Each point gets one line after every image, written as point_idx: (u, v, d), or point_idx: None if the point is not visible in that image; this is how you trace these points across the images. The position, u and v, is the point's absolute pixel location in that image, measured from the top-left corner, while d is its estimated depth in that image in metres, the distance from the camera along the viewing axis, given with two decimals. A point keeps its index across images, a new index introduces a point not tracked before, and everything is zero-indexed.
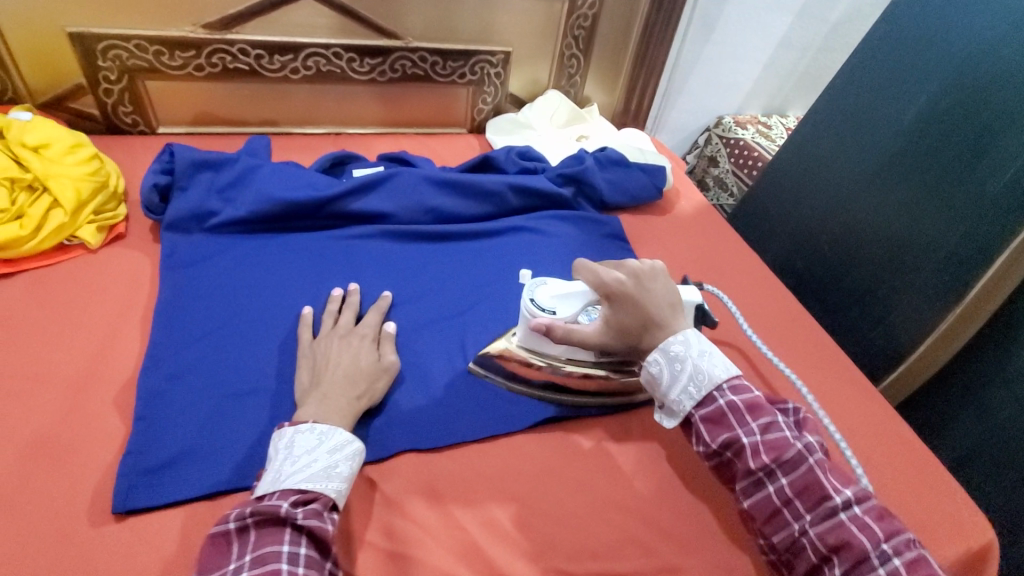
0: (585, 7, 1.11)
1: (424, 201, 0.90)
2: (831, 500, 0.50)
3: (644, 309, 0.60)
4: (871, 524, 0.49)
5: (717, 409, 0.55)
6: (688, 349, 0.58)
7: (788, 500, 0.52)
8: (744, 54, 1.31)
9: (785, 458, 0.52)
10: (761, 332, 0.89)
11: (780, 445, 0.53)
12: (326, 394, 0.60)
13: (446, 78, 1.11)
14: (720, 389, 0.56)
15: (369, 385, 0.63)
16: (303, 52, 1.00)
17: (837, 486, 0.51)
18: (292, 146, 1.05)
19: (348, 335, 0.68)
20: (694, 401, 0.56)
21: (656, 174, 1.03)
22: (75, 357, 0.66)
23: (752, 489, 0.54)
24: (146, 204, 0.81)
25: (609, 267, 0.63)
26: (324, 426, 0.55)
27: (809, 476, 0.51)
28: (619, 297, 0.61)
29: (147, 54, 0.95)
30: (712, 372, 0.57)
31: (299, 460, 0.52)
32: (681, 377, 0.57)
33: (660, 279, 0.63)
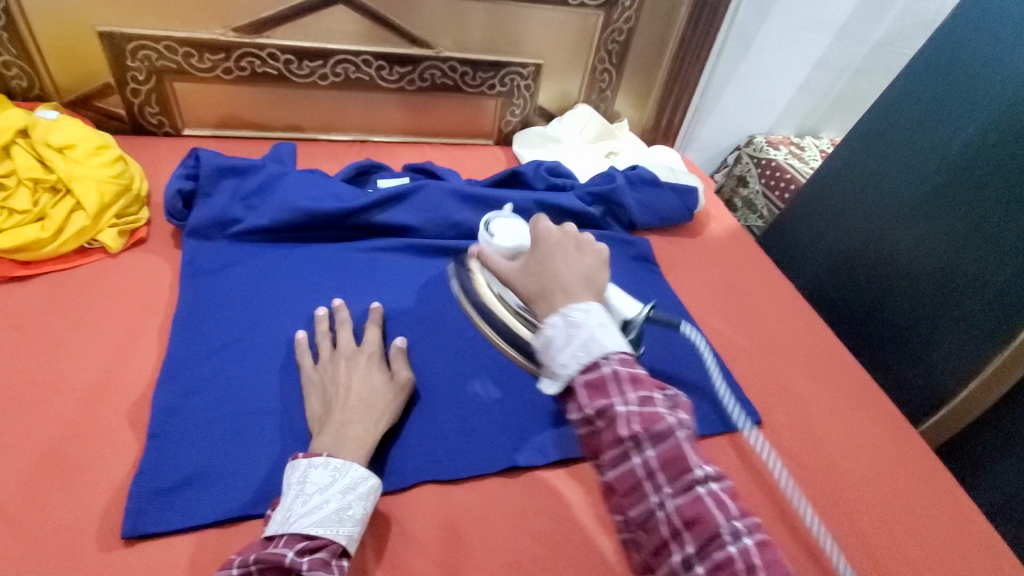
0: (621, 21, 1.08)
1: (450, 216, 0.88)
2: (692, 473, 0.43)
3: (559, 268, 0.53)
4: (726, 501, 0.42)
5: (599, 376, 0.46)
6: (589, 318, 0.49)
7: (651, 473, 0.43)
8: (780, 73, 1.28)
9: (657, 430, 0.44)
10: (795, 366, 0.85)
11: (653, 418, 0.45)
12: (341, 424, 0.57)
13: (475, 88, 1.09)
14: (607, 359, 0.47)
15: (385, 407, 0.60)
16: (333, 59, 0.99)
17: (700, 460, 0.44)
18: (317, 153, 1.03)
19: (352, 357, 0.65)
20: (580, 368, 0.47)
21: (688, 195, 1.00)
22: (90, 367, 0.64)
23: (617, 461, 0.45)
24: (169, 210, 0.79)
25: (541, 222, 0.57)
26: (339, 461, 0.53)
27: (672, 447, 0.44)
28: (538, 254, 0.56)
29: (176, 55, 0.94)
30: (603, 342, 0.47)
31: (311, 500, 0.50)
32: (572, 343, 0.48)
33: (589, 250, 0.55)
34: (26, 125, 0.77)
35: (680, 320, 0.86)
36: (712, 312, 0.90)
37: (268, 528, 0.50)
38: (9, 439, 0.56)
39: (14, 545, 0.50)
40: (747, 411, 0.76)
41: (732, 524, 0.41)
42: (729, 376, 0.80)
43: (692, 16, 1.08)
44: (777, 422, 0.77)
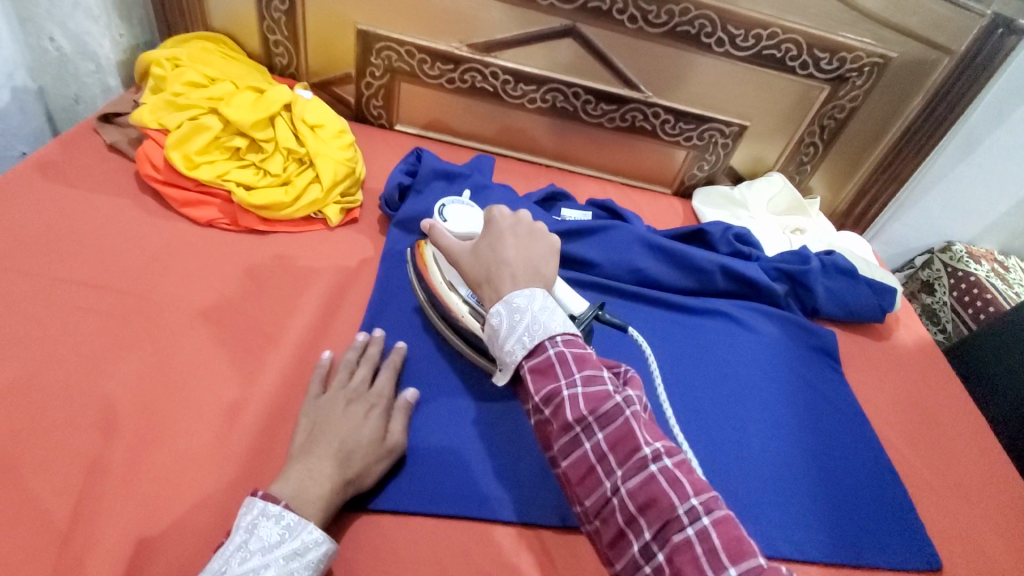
0: (846, 99, 1.03)
1: (634, 262, 0.87)
2: (640, 452, 0.45)
3: (505, 253, 0.58)
4: (681, 478, 0.44)
5: (545, 361, 0.50)
6: (532, 303, 0.53)
7: (602, 456, 0.46)
8: (1005, 182, 1.15)
9: (602, 410, 0.47)
10: (987, 516, 0.74)
11: (600, 398, 0.47)
12: (308, 471, 0.52)
13: (671, 137, 1.08)
14: (553, 341, 0.50)
15: (362, 466, 0.55)
16: (547, 86, 1.03)
17: (649, 437, 0.46)
18: (507, 170, 1.08)
19: (353, 401, 0.60)
20: (524, 351, 0.51)
21: (885, 296, 0.92)
22: (302, 327, 0.70)
23: (570, 447, 0.48)
24: (386, 198, 0.86)
25: (496, 208, 0.62)
26: (293, 518, 0.48)
27: (623, 428, 0.46)
28: (489, 241, 0.60)
29: (412, 60, 1.03)
30: (547, 325, 0.51)
31: (251, 560, 0.46)
32: (516, 327, 0.52)
33: (541, 240, 0.61)
34: (290, 101, 0.87)
35: (857, 429, 0.79)
36: (892, 429, 0.81)
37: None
38: (236, 374, 0.64)
39: (226, 472, 0.56)
40: (926, 553, 0.68)
41: (687, 501, 0.42)
42: (908, 507, 0.72)
43: (927, 106, 1.02)
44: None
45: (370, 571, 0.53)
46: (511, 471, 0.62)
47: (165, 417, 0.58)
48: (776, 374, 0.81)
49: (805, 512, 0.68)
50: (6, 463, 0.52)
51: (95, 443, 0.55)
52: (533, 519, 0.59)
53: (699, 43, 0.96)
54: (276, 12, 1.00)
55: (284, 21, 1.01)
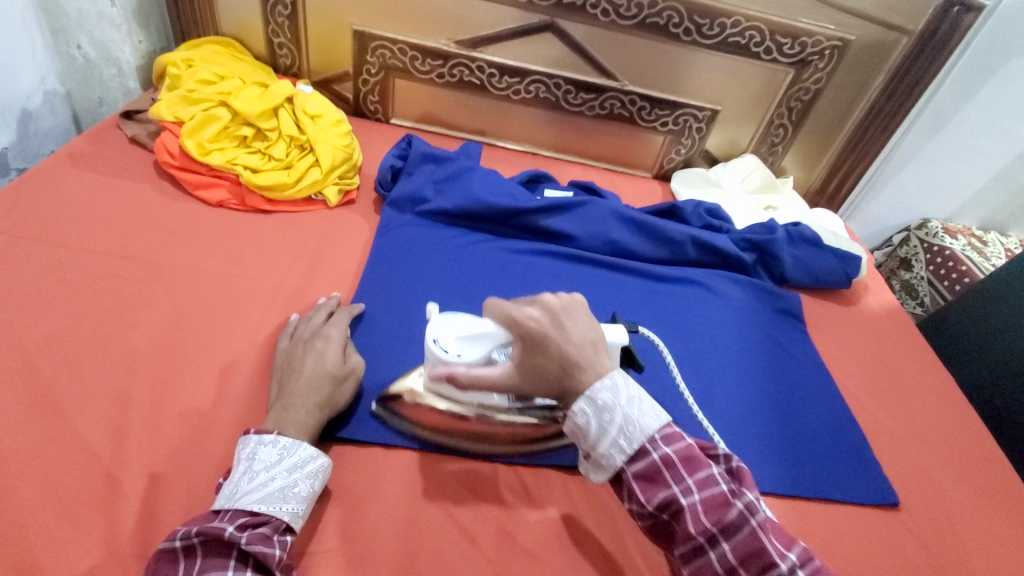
0: (811, 81, 1.09)
1: (609, 234, 0.94)
2: (775, 567, 0.46)
3: (567, 352, 0.53)
4: (776, 534, 0.47)
5: (651, 466, 0.50)
6: (618, 397, 0.51)
7: (732, 569, 0.47)
8: (974, 157, 1.20)
9: (726, 521, 0.48)
10: (943, 457, 0.79)
11: (692, 463, 0.50)
12: (285, 406, 0.59)
13: (648, 123, 1.16)
14: (654, 439, 0.51)
15: (332, 390, 0.62)
16: (529, 78, 1.11)
17: (781, 548, 0.47)
18: (496, 158, 1.15)
19: (312, 340, 0.67)
20: (625, 456, 0.51)
21: (849, 262, 0.98)
22: (304, 292, 0.78)
23: (693, 555, 0.49)
24: (380, 180, 0.94)
25: (521, 308, 0.55)
26: (287, 440, 0.56)
27: (751, 539, 0.47)
28: (537, 347, 0.53)
29: (405, 57, 1.11)
30: (642, 422, 0.51)
31: (257, 477, 0.53)
32: (608, 430, 0.51)
33: (576, 311, 0.56)
34: (292, 94, 0.96)
35: (819, 382, 0.84)
36: (855, 383, 0.87)
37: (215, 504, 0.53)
38: (244, 330, 0.72)
39: (236, 411, 0.63)
40: (885, 488, 0.72)
41: None
42: (865, 448, 0.77)
43: (888, 86, 1.08)
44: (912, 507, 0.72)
45: (361, 490, 0.60)
46: None
47: (181, 363, 0.66)
48: (743, 334, 0.87)
49: (766, 450, 0.73)
50: (48, 401, 0.60)
51: (123, 386, 0.63)
52: (507, 454, 0.65)
53: (669, 33, 1.04)
54: (280, 17, 1.09)
55: (287, 25, 1.10)
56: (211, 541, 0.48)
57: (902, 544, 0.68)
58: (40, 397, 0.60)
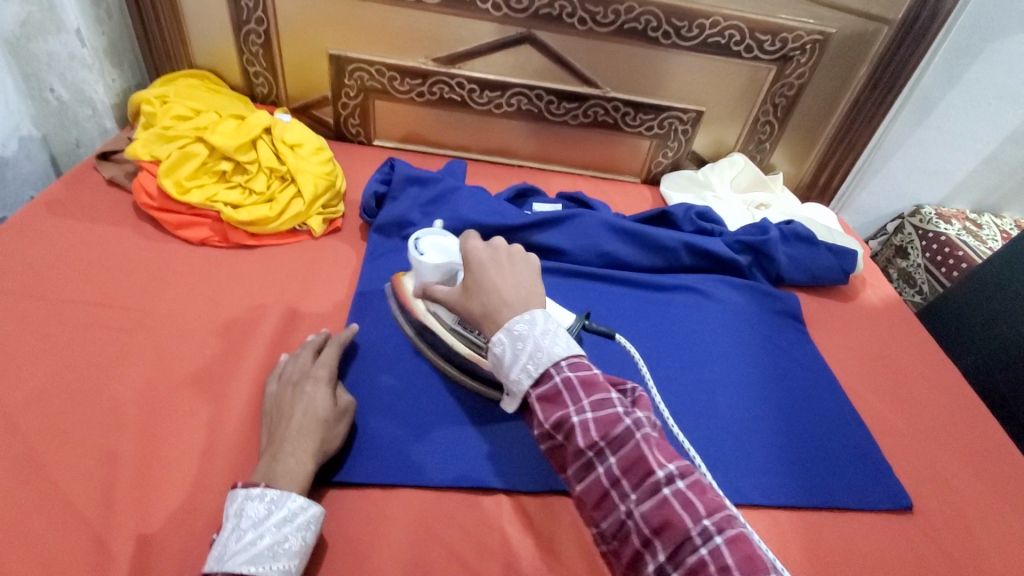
0: (793, 76, 1.08)
1: (600, 245, 0.93)
2: (652, 475, 0.44)
3: (494, 283, 0.57)
4: (694, 499, 0.42)
5: (552, 387, 0.49)
6: (531, 328, 0.52)
7: (616, 480, 0.45)
8: (963, 142, 1.19)
9: (613, 435, 0.46)
10: (956, 452, 0.77)
11: (610, 421, 0.46)
12: (274, 455, 0.57)
13: (633, 128, 1.15)
14: (559, 366, 0.49)
15: (323, 433, 0.60)
16: (510, 91, 1.10)
17: (662, 459, 0.44)
18: (481, 173, 1.14)
19: (299, 381, 0.65)
20: (531, 380, 0.50)
21: (846, 258, 0.96)
22: (290, 327, 0.77)
23: (584, 472, 0.47)
24: (365, 207, 0.93)
25: (471, 239, 0.62)
26: (276, 492, 0.53)
27: (635, 450, 0.45)
28: (473, 273, 0.59)
29: (383, 78, 1.10)
30: (551, 350, 0.50)
31: (245, 536, 0.50)
32: (520, 357, 0.51)
33: (520, 264, 0.60)
34: (270, 124, 0.94)
35: (824, 385, 0.83)
36: (859, 382, 0.85)
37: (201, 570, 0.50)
38: (232, 373, 0.70)
39: (227, 460, 0.62)
40: (898, 493, 0.71)
41: (700, 523, 0.41)
42: (874, 450, 0.75)
43: (872, 76, 1.07)
44: (928, 509, 0.70)
45: (360, 535, 0.58)
46: (490, 444, 0.67)
47: (168, 413, 0.65)
48: (742, 339, 0.86)
49: (775, 461, 0.71)
50: (32, 463, 0.58)
51: (109, 442, 0.61)
52: (510, 487, 0.64)
53: (648, 38, 1.03)
54: (254, 46, 1.08)
55: (261, 53, 1.09)
56: None
57: (920, 550, 0.66)
58: (23, 460, 0.58)
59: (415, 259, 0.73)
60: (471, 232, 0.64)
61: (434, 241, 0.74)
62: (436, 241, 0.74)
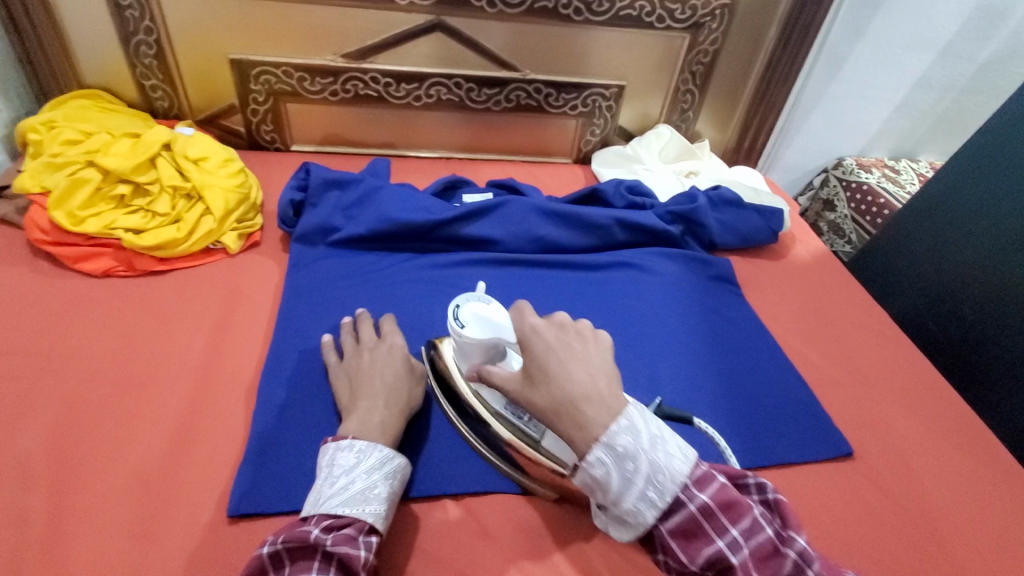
0: (708, 43, 1.09)
1: (532, 230, 0.91)
2: (786, 561, 0.44)
3: (567, 372, 0.46)
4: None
5: (675, 500, 0.44)
6: (639, 442, 0.44)
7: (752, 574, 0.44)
8: (874, 93, 1.23)
9: (746, 531, 0.44)
10: (889, 393, 0.80)
11: (766, 551, 0.45)
12: (365, 410, 0.60)
13: (557, 109, 1.13)
14: (689, 492, 0.45)
15: (404, 392, 0.64)
16: (428, 82, 1.07)
17: (788, 541, 0.46)
18: (408, 168, 1.10)
19: (373, 348, 0.69)
20: (657, 512, 0.44)
21: (772, 217, 0.99)
22: (210, 352, 0.72)
23: (714, 574, 0.45)
24: (282, 216, 0.88)
25: (530, 317, 0.50)
26: (364, 443, 0.57)
27: (766, 543, 0.44)
28: (533, 356, 0.48)
29: (291, 79, 1.05)
30: (672, 467, 0.44)
31: (338, 481, 0.54)
32: (634, 481, 0.44)
33: (592, 341, 0.49)
34: (169, 140, 0.89)
35: (762, 345, 0.84)
36: (794, 337, 0.87)
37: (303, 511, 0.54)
38: (148, 410, 0.65)
39: (147, 504, 0.57)
40: (838, 439, 0.73)
41: None
42: (812, 401, 0.77)
43: (782, 35, 1.08)
44: (867, 452, 0.73)
45: None
46: (432, 451, 0.65)
47: (78, 464, 0.59)
48: (679, 308, 0.86)
49: (719, 425, 0.72)
50: None
51: (11, 505, 0.56)
52: (456, 490, 0.62)
53: (560, 16, 1.01)
54: (146, 58, 1.01)
55: (155, 65, 1.02)
56: (296, 547, 0.49)
57: (862, 494, 0.68)
58: None
59: (455, 332, 0.58)
60: (526, 303, 0.52)
61: (481, 313, 0.57)
62: (482, 312, 0.57)
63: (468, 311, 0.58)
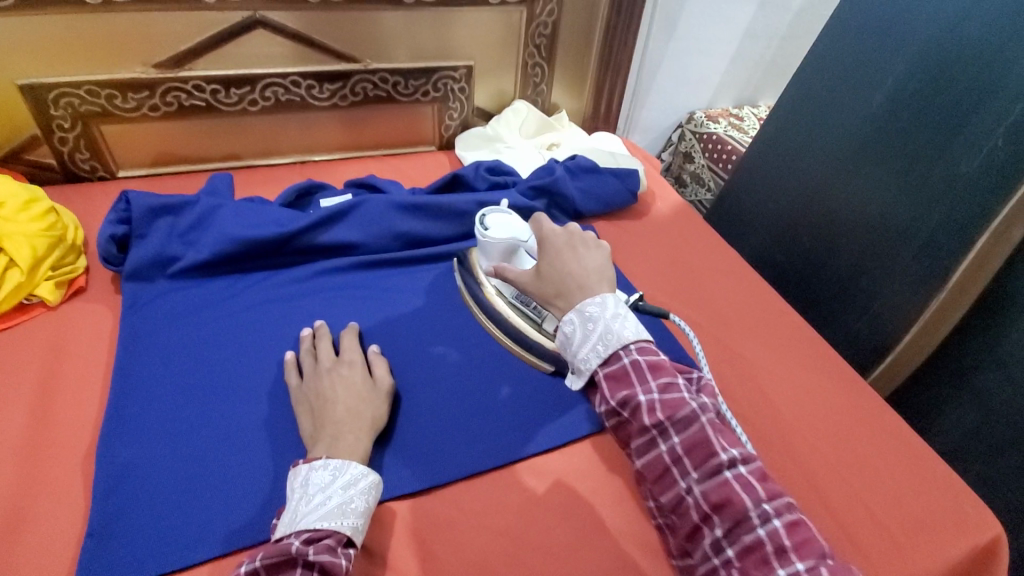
0: (545, 14, 1.10)
1: (393, 227, 0.89)
2: (716, 457, 0.50)
3: (566, 267, 0.62)
4: (753, 483, 0.48)
5: (620, 368, 0.55)
6: (603, 311, 0.57)
7: (678, 458, 0.52)
8: (710, 48, 1.30)
9: (679, 417, 0.52)
10: (746, 328, 0.87)
11: (676, 405, 0.53)
12: (333, 436, 0.59)
13: (408, 96, 1.10)
14: (627, 349, 0.56)
15: (373, 413, 0.63)
16: (260, 83, 0.99)
17: (725, 445, 0.51)
18: (257, 180, 1.03)
19: (335, 368, 0.67)
20: (600, 361, 0.56)
21: (628, 178, 1.03)
22: (34, 425, 0.64)
23: (647, 448, 0.54)
24: (104, 256, 0.79)
25: (546, 227, 0.67)
26: (337, 461, 0.55)
27: (698, 433, 0.51)
28: (547, 254, 0.65)
29: (99, 99, 0.93)
30: (620, 332, 0.56)
31: (314, 498, 0.53)
32: (591, 337, 0.57)
33: (594, 248, 0.65)
34: None
35: None
36: (660, 290, 0.92)
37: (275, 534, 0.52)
38: None
39: None
40: None
41: (760, 504, 0.47)
42: (679, 349, 0.82)
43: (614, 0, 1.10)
44: (731, 386, 0.78)
45: None
46: None
47: None
48: None
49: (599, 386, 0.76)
50: None
51: None
52: None
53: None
54: None
55: None
56: (277, 563, 0.47)
57: None
58: None
59: (481, 234, 0.73)
60: (543, 215, 0.70)
61: (502, 221, 0.74)
62: (504, 220, 0.74)
63: (493, 219, 0.74)
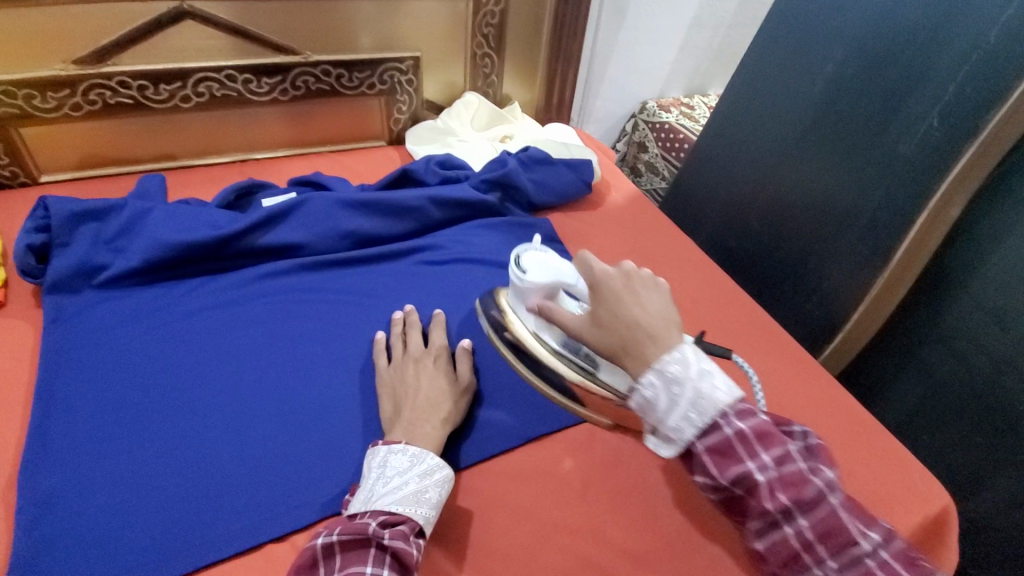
0: (491, 4, 1.07)
1: (340, 225, 0.85)
2: (856, 546, 0.44)
3: (634, 314, 0.48)
4: (897, 569, 0.43)
5: (725, 441, 0.44)
6: (687, 370, 0.45)
7: (809, 545, 0.44)
8: (660, 37, 1.30)
9: (806, 498, 0.44)
10: (702, 314, 0.87)
11: (797, 483, 0.45)
12: (411, 421, 0.59)
13: (354, 90, 1.06)
14: (728, 417, 0.45)
15: (450, 406, 0.62)
16: (193, 78, 0.93)
17: (860, 527, 0.45)
18: (194, 181, 0.98)
19: (422, 359, 0.66)
20: (696, 431, 0.45)
21: (581, 169, 1.02)
22: None
23: (767, 531, 0.46)
24: (21, 267, 0.73)
25: (596, 265, 0.51)
26: (416, 448, 0.54)
27: (834, 517, 0.44)
28: (600, 298, 0.50)
29: (15, 99, 0.86)
30: (716, 397, 0.45)
31: (392, 481, 0.52)
32: (679, 403, 0.45)
33: (653, 288, 0.51)
34: None
35: None
36: None
37: (351, 509, 0.52)
38: None
39: None
40: None
41: None
42: None
43: None
44: None
45: None
46: (248, 487, 0.58)
47: None
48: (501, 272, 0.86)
49: None
50: None
51: None
52: (281, 531, 0.55)
53: None
54: None
55: None
56: (352, 540, 0.46)
57: None
58: None
59: (518, 278, 0.62)
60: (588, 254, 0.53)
61: (538, 260, 0.63)
62: (540, 260, 0.63)
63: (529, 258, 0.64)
